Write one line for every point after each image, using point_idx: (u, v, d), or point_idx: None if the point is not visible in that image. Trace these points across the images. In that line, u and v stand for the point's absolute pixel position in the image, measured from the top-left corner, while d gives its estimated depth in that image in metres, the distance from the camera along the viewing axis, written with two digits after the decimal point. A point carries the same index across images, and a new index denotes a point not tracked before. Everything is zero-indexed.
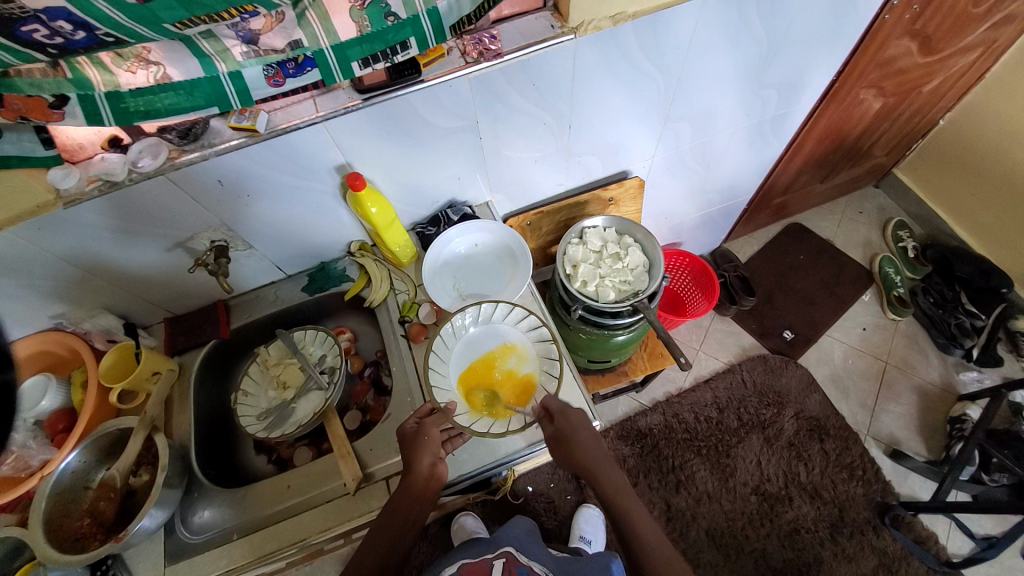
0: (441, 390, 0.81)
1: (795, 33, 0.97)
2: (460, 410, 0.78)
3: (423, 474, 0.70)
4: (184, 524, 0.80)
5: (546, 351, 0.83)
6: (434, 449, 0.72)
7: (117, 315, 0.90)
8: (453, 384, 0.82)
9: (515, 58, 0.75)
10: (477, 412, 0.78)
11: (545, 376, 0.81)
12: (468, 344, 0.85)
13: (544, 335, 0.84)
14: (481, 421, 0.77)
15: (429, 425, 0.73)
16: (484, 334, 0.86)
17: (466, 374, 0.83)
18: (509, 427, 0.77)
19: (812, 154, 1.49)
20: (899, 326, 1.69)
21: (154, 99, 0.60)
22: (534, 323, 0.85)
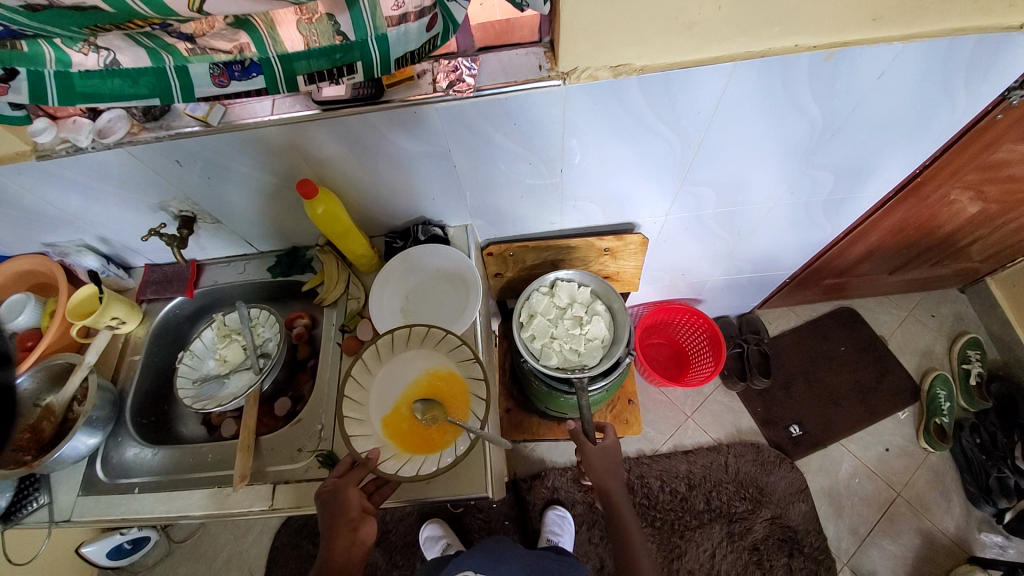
0: (364, 437, 0.77)
1: (866, 116, 0.81)
2: (388, 456, 0.75)
3: (343, 545, 0.69)
4: (104, 461, 0.86)
5: (471, 371, 0.82)
6: (351, 515, 0.71)
7: (101, 254, 0.99)
8: (376, 427, 0.78)
9: (490, 95, 0.68)
10: (405, 454, 0.75)
11: (474, 401, 0.79)
12: (389, 377, 0.83)
13: (465, 355, 0.83)
14: (410, 463, 0.74)
15: (348, 486, 0.72)
16: (406, 363, 0.84)
17: (389, 414, 0.79)
18: (441, 464, 0.73)
19: (883, 244, 1.28)
20: (929, 457, 1.48)
21: (99, 84, 0.58)
22: (455, 344, 0.84)
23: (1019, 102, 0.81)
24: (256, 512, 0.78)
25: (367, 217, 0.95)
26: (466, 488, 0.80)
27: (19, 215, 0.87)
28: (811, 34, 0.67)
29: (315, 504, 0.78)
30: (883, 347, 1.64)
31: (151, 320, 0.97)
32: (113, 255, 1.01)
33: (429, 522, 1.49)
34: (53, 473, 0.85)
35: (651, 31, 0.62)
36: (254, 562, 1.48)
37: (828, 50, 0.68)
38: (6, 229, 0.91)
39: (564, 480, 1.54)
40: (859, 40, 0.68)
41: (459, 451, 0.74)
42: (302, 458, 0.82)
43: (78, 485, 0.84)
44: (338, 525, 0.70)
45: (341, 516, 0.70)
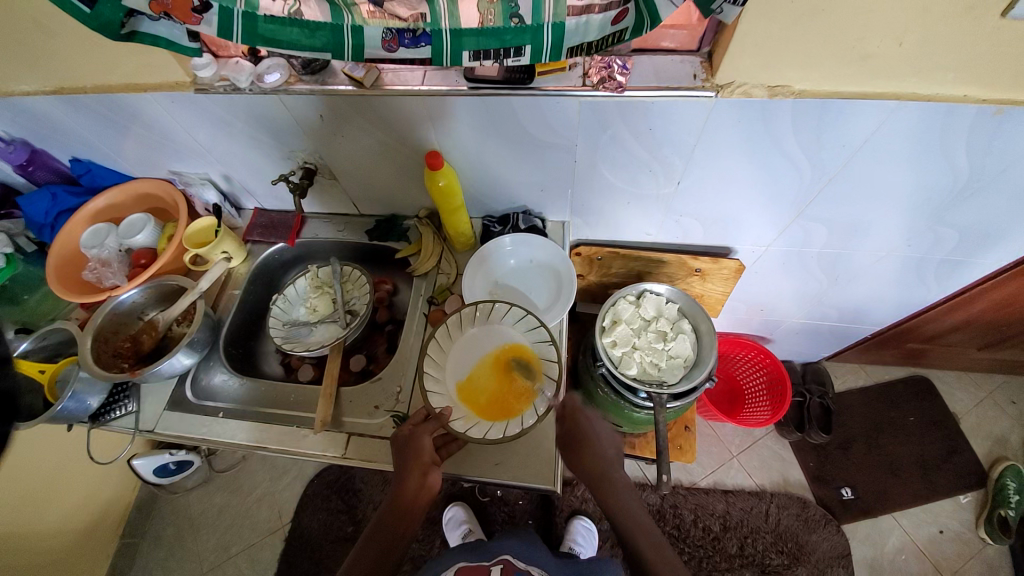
0: (438, 394, 0.78)
1: (1018, 179, 0.75)
2: (457, 415, 0.76)
3: (411, 487, 0.69)
4: (193, 382, 0.92)
5: (546, 353, 0.81)
6: (423, 460, 0.71)
7: (219, 191, 1.05)
8: (450, 387, 0.79)
9: (638, 97, 0.68)
10: (474, 417, 0.76)
11: (545, 379, 0.79)
12: (467, 344, 0.84)
13: (543, 336, 0.82)
14: (478, 426, 0.75)
15: (422, 433, 0.72)
16: (484, 335, 0.85)
17: (463, 377, 0.80)
18: (507, 433, 0.73)
19: (985, 317, 1.19)
20: (985, 548, 1.38)
21: (279, 30, 0.61)
22: (533, 324, 0.84)
23: None
24: (328, 457, 0.82)
25: (472, 198, 0.97)
26: (530, 476, 0.78)
27: (161, 141, 0.94)
28: (985, 88, 0.63)
29: (384, 462, 0.80)
30: (956, 426, 1.54)
31: (253, 260, 1.03)
32: (229, 194, 1.07)
33: (454, 504, 1.50)
34: (144, 385, 0.90)
35: (823, 55, 0.61)
36: (284, 506, 1.53)
37: (997, 106, 0.64)
38: (145, 152, 0.98)
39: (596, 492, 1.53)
40: None
41: (526, 423, 0.73)
42: (378, 416, 0.84)
43: (165, 401, 0.89)
44: (410, 466, 0.70)
45: (415, 458, 0.71)
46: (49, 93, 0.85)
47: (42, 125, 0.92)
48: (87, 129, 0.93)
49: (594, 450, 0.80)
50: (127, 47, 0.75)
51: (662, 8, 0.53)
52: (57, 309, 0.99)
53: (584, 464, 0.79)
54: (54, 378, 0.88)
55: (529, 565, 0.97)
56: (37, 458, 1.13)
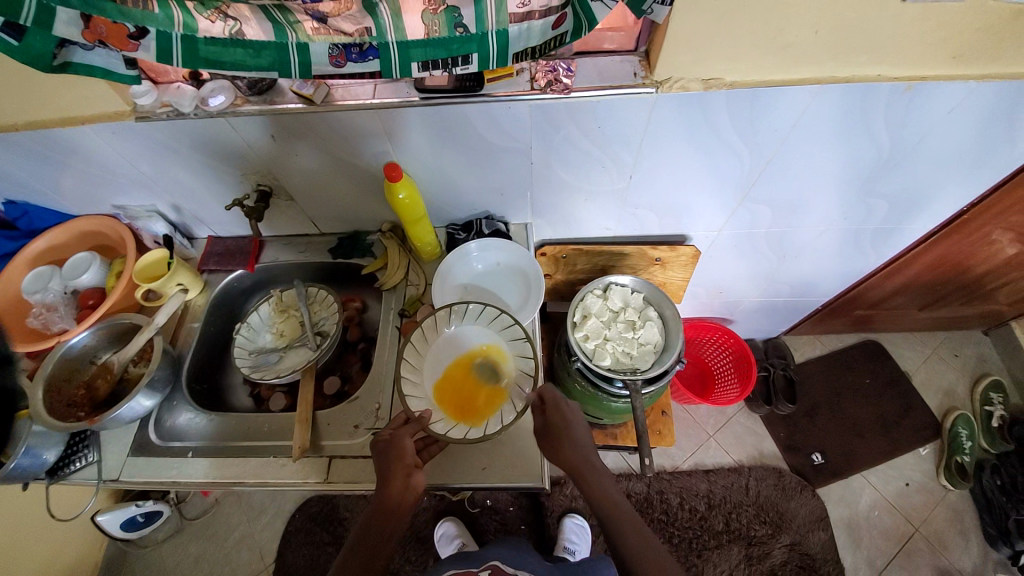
0: (416, 399, 0.78)
1: (929, 149, 0.84)
2: (437, 417, 0.76)
3: (397, 488, 0.68)
4: (157, 424, 0.87)
5: (521, 350, 0.83)
6: (407, 461, 0.70)
7: (168, 222, 1.01)
8: (428, 390, 0.80)
9: (586, 97, 0.71)
10: (453, 418, 0.76)
11: (522, 377, 0.80)
12: (443, 345, 0.85)
13: (516, 333, 0.84)
14: (458, 427, 0.75)
15: (403, 435, 0.71)
16: (459, 337, 0.85)
17: (440, 378, 0.80)
18: (486, 432, 0.74)
19: (918, 278, 1.30)
20: (946, 494, 1.48)
21: (222, 52, 0.60)
22: (507, 324, 0.86)
23: None
24: (310, 484, 0.80)
25: (434, 208, 0.98)
26: (519, 477, 0.79)
27: (101, 175, 0.90)
28: (894, 66, 0.70)
29: (369, 481, 0.78)
30: (906, 383, 1.66)
31: (211, 290, 1.00)
32: (179, 224, 1.03)
33: (445, 520, 1.48)
34: (103, 432, 0.85)
35: (749, 47, 0.66)
36: (266, 546, 1.47)
37: (907, 82, 0.71)
38: (84, 188, 0.93)
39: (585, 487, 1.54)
40: (937, 76, 0.72)
41: (505, 420, 0.74)
42: (359, 436, 0.82)
43: (129, 448, 0.85)
44: (394, 468, 0.69)
45: (398, 461, 0.69)
46: None
47: None
48: (16, 168, 0.88)
49: (572, 441, 0.72)
50: (59, 78, 0.72)
51: (597, 9, 0.57)
52: None
53: (562, 456, 0.71)
54: None
55: (518, 568, 0.97)
56: None
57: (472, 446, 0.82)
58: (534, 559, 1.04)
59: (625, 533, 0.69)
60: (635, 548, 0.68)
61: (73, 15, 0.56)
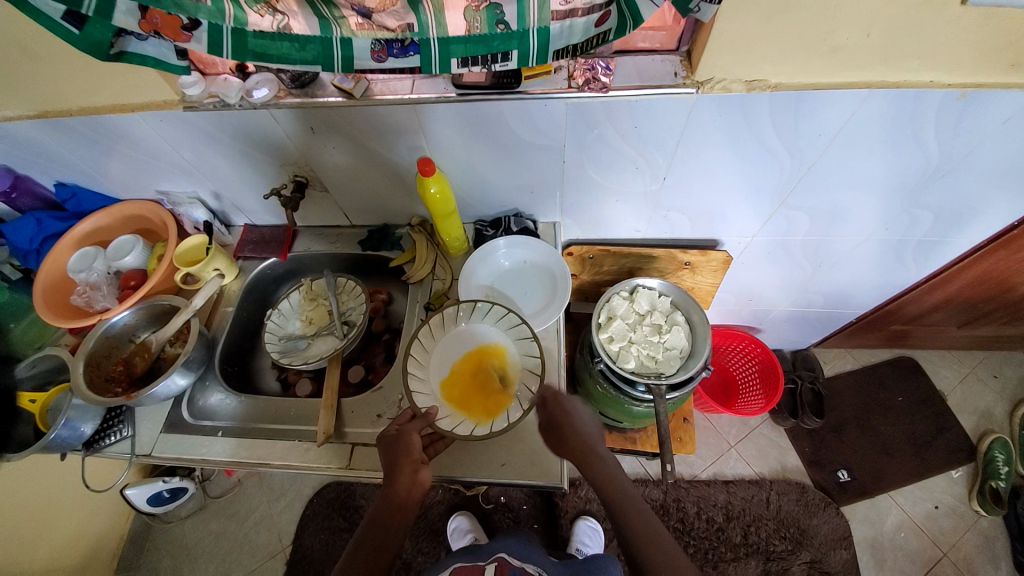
0: (424, 395, 0.80)
1: (982, 159, 0.80)
2: (443, 414, 0.77)
3: (403, 485, 0.69)
4: (189, 403, 0.90)
5: (528, 349, 0.83)
6: (412, 457, 0.71)
7: (208, 209, 1.04)
8: (434, 386, 0.81)
9: (623, 96, 0.70)
10: (459, 415, 0.77)
11: (527, 376, 0.81)
12: (449, 342, 0.86)
13: (524, 333, 0.84)
14: (464, 423, 0.76)
15: (410, 430, 0.73)
16: (467, 334, 0.86)
17: (447, 376, 0.82)
18: (492, 430, 0.75)
19: (959, 295, 1.24)
20: (979, 520, 1.42)
21: (269, 45, 0.61)
22: (514, 322, 0.85)
23: None
24: (332, 470, 0.81)
25: (463, 204, 0.99)
26: (537, 475, 0.79)
27: (148, 161, 0.93)
28: (948, 72, 0.67)
29: None
30: (942, 403, 1.59)
31: (245, 276, 1.02)
32: (218, 212, 1.07)
33: (458, 514, 1.49)
34: (138, 408, 0.89)
35: (795, 49, 0.64)
36: (285, 528, 1.50)
37: (961, 90, 0.68)
38: (131, 173, 0.97)
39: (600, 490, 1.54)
40: (996, 82, 0.68)
41: (511, 418, 0.75)
42: (381, 425, 0.83)
43: (162, 424, 0.88)
44: (401, 463, 0.70)
45: (405, 455, 0.71)
46: (33, 117, 0.84)
47: (24, 150, 0.91)
48: (71, 153, 0.92)
49: (577, 426, 0.74)
50: (114, 66, 0.75)
51: (644, 8, 0.56)
52: (44, 337, 0.97)
53: (568, 441, 0.74)
54: (44, 407, 0.87)
55: (524, 562, 0.97)
56: (24, 493, 1.10)
57: (491, 442, 0.82)
58: (542, 556, 1.04)
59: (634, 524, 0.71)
60: (643, 539, 0.69)
61: (132, 5, 0.58)
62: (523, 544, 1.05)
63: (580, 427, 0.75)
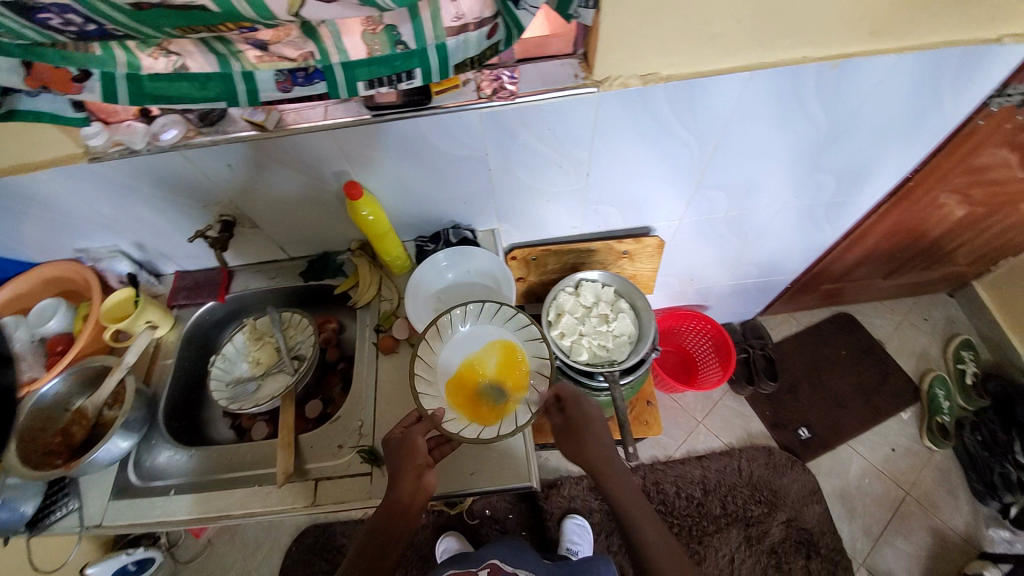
0: (430, 396, 0.77)
1: (865, 120, 0.87)
2: (450, 416, 0.75)
3: (408, 490, 0.69)
4: (136, 465, 0.86)
5: (537, 351, 0.81)
6: (418, 462, 0.71)
7: (133, 261, 1.00)
8: (442, 389, 0.79)
9: (530, 102, 0.74)
10: (466, 418, 0.74)
11: (538, 377, 0.79)
12: (457, 344, 0.83)
13: (533, 334, 0.82)
14: (472, 425, 0.74)
15: (415, 434, 0.73)
16: (474, 335, 0.84)
17: (454, 379, 0.79)
18: (500, 432, 0.72)
19: (876, 248, 1.36)
20: (933, 455, 1.53)
21: (168, 86, 0.62)
22: (523, 323, 0.83)
23: (999, 108, 0.90)
24: (297, 510, 0.78)
25: (399, 222, 0.99)
26: (507, 478, 0.80)
27: (59, 219, 0.89)
28: (817, 47, 0.74)
29: (356, 500, 0.78)
30: (881, 350, 1.70)
31: (182, 325, 0.99)
32: (144, 262, 1.02)
33: (444, 535, 1.46)
34: (82, 478, 0.83)
35: (678, 42, 0.69)
36: None
37: (832, 61, 0.75)
38: (42, 234, 0.92)
39: (582, 488, 1.55)
40: (860, 52, 0.75)
41: (519, 421, 0.72)
42: (343, 455, 0.81)
43: (110, 491, 0.83)
44: (406, 470, 0.70)
45: (410, 461, 0.71)
46: None
47: None
48: None
49: (590, 434, 0.76)
50: (5, 126, 0.72)
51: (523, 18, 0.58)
52: None
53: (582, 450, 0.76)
54: None
55: (517, 566, 0.97)
56: None
57: (460, 452, 0.82)
58: (534, 560, 1.02)
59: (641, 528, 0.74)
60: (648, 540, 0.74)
61: (14, 64, 0.57)
62: (515, 549, 1.03)
63: (595, 437, 0.76)
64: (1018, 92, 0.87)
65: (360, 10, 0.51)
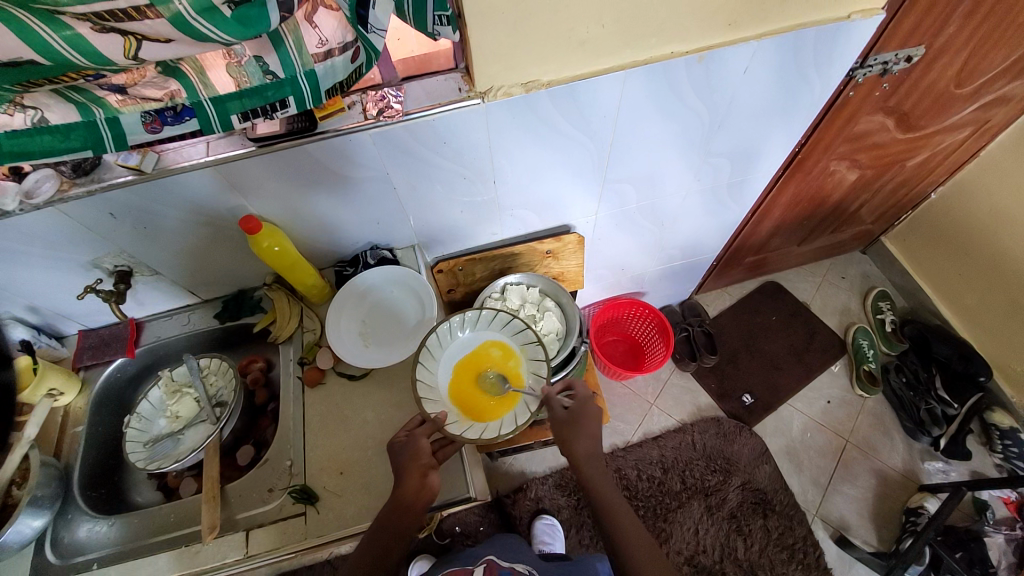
0: (430, 401, 0.76)
1: (743, 106, 0.93)
2: (451, 420, 0.74)
3: (413, 487, 0.70)
4: (54, 543, 0.80)
5: (533, 354, 0.81)
6: (422, 462, 0.71)
7: (29, 326, 0.93)
8: (442, 394, 0.78)
9: (419, 118, 0.75)
10: (468, 419, 0.74)
11: (533, 378, 0.79)
12: (457, 351, 0.83)
13: (530, 339, 0.82)
14: (473, 428, 0.73)
15: (418, 436, 0.73)
16: (471, 341, 0.84)
17: (454, 381, 0.79)
18: (502, 432, 0.72)
19: (788, 217, 1.45)
20: (866, 402, 1.64)
21: (29, 142, 0.57)
22: (520, 327, 0.84)
23: (863, 80, 0.99)
24: (230, 564, 0.75)
25: (315, 249, 0.98)
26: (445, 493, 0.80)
27: None
28: (683, 41, 0.78)
29: (292, 543, 0.76)
30: (808, 311, 1.82)
31: (91, 388, 0.93)
32: (43, 325, 0.96)
33: (415, 559, 1.43)
34: None
35: (551, 50, 0.72)
36: None
37: (698, 53, 0.80)
38: None
39: (547, 487, 1.57)
40: (723, 42, 0.80)
41: (520, 421, 0.72)
42: (274, 498, 0.80)
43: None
44: (410, 468, 0.71)
45: (413, 461, 0.71)
46: None
47: None
48: None
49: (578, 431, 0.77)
50: None
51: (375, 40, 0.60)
52: None
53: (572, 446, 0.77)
54: None
55: (514, 562, 0.94)
56: None
57: None
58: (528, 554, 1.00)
59: (619, 524, 0.74)
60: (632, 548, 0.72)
61: None
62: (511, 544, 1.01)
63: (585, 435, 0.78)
64: (878, 63, 0.96)
65: (208, 47, 0.50)
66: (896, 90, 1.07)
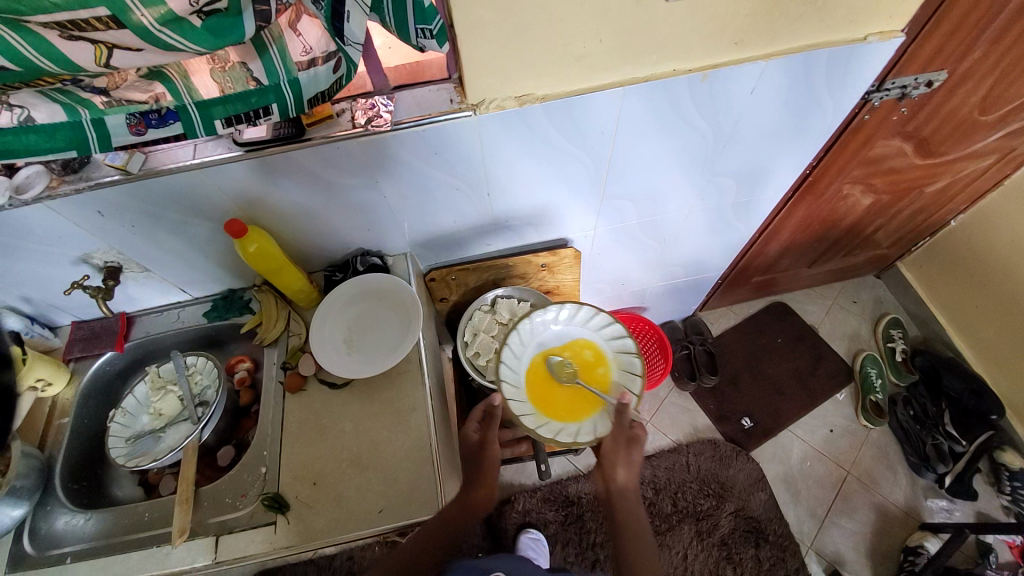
0: (511, 385, 0.83)
1: (749, 126, 0.90)
2: (527, 411, 0.80)
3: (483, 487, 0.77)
4: (32, 533, 0.81)
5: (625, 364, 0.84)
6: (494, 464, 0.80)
7: (23, 315, 0.95)
8: (524, 381, 0.83)
9: (408, 128, 0.73)
10: (546, 415, 0.79)
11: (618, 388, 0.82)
12: (547, 341, 0.87)
13: (624, 348, 0.85)
14: (548, 426, 0.78)
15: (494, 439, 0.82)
16: (563, 333, 0.88)
17: (539, 370, 0.84)
18: (576, 438, 0.77)
19: (797, 238, 1.40)
20: (870, 433, 1.59)
21: (14, 140, 0.56)
22: (617, 334, 0.87)
23: (879, 104, 0.95)
24: (198, 568, 0.75)
25: (305, 253, 0.97)
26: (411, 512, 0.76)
27: None
28: (686, 58, 0.75)
29: (260, 552, 0.75)
30: (816, 335, 1.76)
31: (79, 380, 0.94)
32: (37, 315, 0.97)
33: None
34: None
35: (545, 64, 0.70)
36: None
37: (701, 72, 0.77)
38: None
39: (535, 500, 1.55)
40: (729, 61, 0.77)
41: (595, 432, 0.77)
42: (247, 504, 0.79)
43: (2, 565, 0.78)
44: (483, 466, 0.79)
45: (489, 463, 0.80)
46: None
47: None
48: None
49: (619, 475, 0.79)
50: None
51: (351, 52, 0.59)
52: None
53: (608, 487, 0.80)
54: None
55: None
56: None
57: (371, 487, 0.79)
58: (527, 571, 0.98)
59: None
60: None
61: None
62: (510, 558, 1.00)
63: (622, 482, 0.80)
64: (896, 86, 0.91)
65: (182, 55, 0.49)
66: (915, 115, 1.02)
